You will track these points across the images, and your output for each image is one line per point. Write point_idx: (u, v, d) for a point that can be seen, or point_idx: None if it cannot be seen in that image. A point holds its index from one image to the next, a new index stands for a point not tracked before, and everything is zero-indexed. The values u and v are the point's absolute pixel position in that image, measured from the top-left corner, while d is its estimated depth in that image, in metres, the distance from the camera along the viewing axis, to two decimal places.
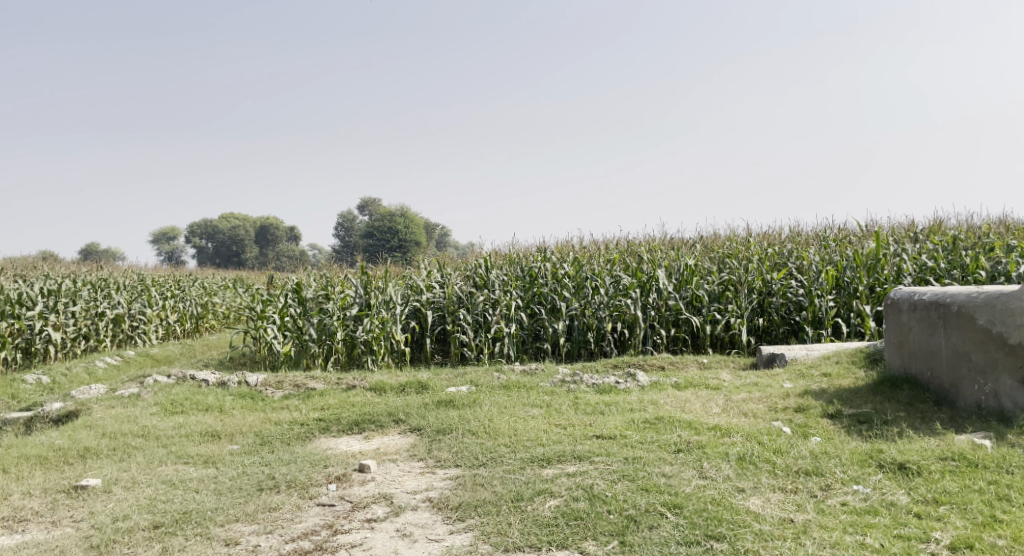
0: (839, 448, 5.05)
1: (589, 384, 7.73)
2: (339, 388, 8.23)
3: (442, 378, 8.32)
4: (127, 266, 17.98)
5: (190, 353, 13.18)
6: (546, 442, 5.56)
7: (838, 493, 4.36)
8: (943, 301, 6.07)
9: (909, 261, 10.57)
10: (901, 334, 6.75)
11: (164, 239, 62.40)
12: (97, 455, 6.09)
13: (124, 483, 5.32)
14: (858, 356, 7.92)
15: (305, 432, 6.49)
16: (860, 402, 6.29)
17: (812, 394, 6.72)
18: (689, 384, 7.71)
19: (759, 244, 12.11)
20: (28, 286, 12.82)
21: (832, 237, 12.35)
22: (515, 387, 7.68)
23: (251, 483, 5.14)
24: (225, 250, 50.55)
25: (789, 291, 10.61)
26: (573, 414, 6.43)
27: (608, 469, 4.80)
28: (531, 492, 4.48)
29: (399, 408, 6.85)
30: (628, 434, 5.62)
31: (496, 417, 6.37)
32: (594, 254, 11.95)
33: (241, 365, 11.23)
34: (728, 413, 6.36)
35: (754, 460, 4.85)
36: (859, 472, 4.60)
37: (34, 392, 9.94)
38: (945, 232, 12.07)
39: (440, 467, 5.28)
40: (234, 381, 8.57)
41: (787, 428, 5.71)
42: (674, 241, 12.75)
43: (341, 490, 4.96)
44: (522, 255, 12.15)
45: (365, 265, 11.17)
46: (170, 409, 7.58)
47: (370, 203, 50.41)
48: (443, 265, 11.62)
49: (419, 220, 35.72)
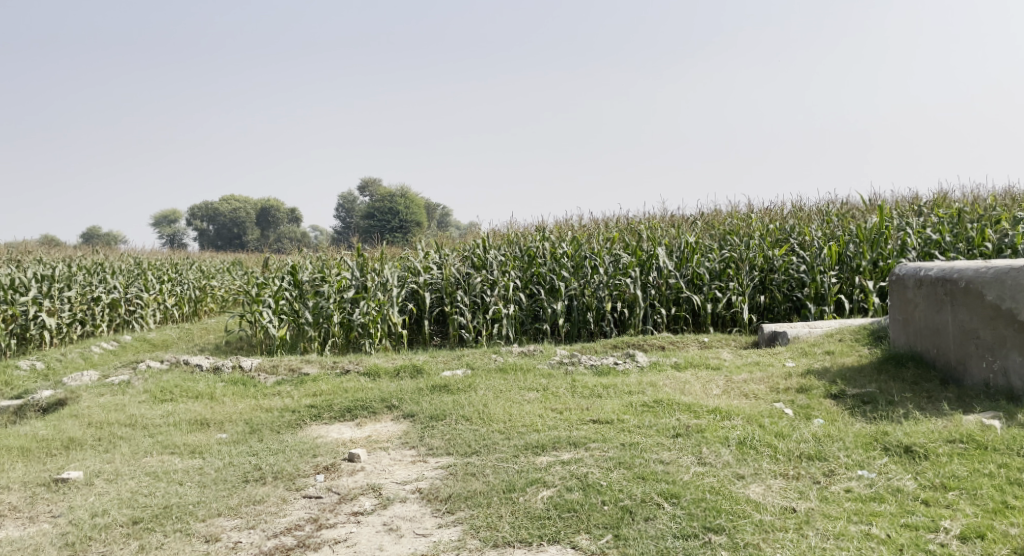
0: (843, 430, 4.87)
1: (587, 365, 7.58)
2: (333, 373, 8.07)
3: (438, 361, 8.16)
4: (125, 250, 17.85)
5: (188, 337, 13.03)
6: (541, 428, 5.40)
7: (841, 479, 4.19)
8: (950, 276, 5.87)
9: (914, 236, 10.34)
10: (906, 311, 6.56)
11: (166, 223, 62.32)
12: (82, 446, 5.94)
13: (107, 475, 5.18)
14: (862, 334, 7.74)
15: (296, 419, 6.33)
16: (864, 382, 6.11)
17: (815, 373, 6.55)
18: (689, 365, 7.55)
19: (761, 220, 11.90)
20: (21, 271, 12.61)
21: (835, 212, 12.13)
22: (511, 370, 7.52)
23: (237, 475, 4.99)
24: (227, 233, 50.30)
25: (791, 267, 10.41)
26: (570, 398, 6.27)
27: (604, 456, 4.63)
28: (523, 481, 4.32)
29: (393, 394, 6.69)
30: (625, 418, 5.45)
31: (492, 402, 6.21)
32: (593, 233, 11.75)
33: (238, 348, 11.08)
34: (729, 394, 6.20)
35: (755, 444, 4.69)
36: (864, 456, 4.43)
37: (28, 379, 9.78)
38: (950, 205, 11.85)
39: (432, 455, 5.13)
40: (227, 367, 8.42)
41: (789, 410, 5.54)
42: (675, 218, 12.54)
43: (330, 481, 4.82)
44: (519, 235, 11.94)
45: (361, 246, 10.97)
46: (160, 397, 7.43)
47: (371, 183, 50.22)
48: (441, 247, 11.44)
49: (419, 200, 35.47)
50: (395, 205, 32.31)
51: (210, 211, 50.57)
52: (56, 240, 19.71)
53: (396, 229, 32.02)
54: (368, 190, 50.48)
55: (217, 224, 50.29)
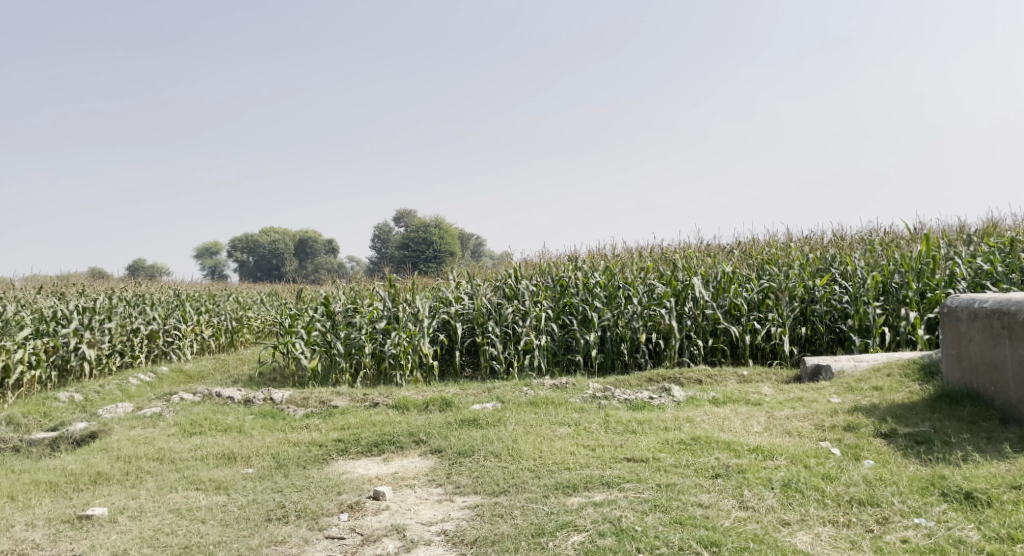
0: (897, 473, 4.58)
1: (620, 400, 7.32)
2: (362, 406, 7.91)
3: (468, 394, 7.95)
4: (164, 281, 18.03)
5: (223, 369, 13.00)
6: (573, 466, 5.17)
7: (897, 528, 3.91)
8: (1008, 309, 5.58)
9: (963, 266, 9.97)
10: (960, 345, 6.23)
11: (207, 254, 63.14)
12: (109, 481, 5.87)
13: (131, 512, 5.09)
14: (912, 368, 7.39)
15: (323, 454, 6.19)
16: (916, 421, 5.79)
17: (862, 410, 6.22)
18: (728, 400, 7.26)
19: (800, 250, 11.61)
20: (63, 303, 12.68)
21: (878, 241, 11.79)
22: (542, 404, 7.29)
23: (260, 512, 4.87)
24: (266, 265, 50.91)
25: (833, 297, 10.09)
26: (603, 434, 6.04)
27: (639, 497, 4.40)
28: (553, 525, 4.13)
29: (421, 428, 6.50)
30: (661, 457, 5.21)
31: (522, 437, 6.01)
32: (627, 262, 11.54)
33: (272, 379, 11.01)
34: (770, 432, 5.91)
35: (801, 487, 4.41)
36: (920, 503, 4.13)
37: (65, 410, 9.77)
38: (1000, 234, 11.47)
39: (459, 494, 4.93)
40: (259, 399, 8.34)
41: (836, 450, 5.24)
42: (711, 248, 12.27)
43: (353, 520, 4.67)
44: (552, 264, 11.78)
45: (393, 276, 10.88)
46: (189, 429, 7.35)
47: (406, 215, 50.66)
48: (473, 277, 11.32)
49: (454, 231, 35.52)
50: (430, 236, 32.37)
51: (249, 243, 51.26)
52: (100, 272, 20.02)
53: (430, 258, 32.07)
54: (403, 221, 50.92)
55: (256, 256, 50.90)
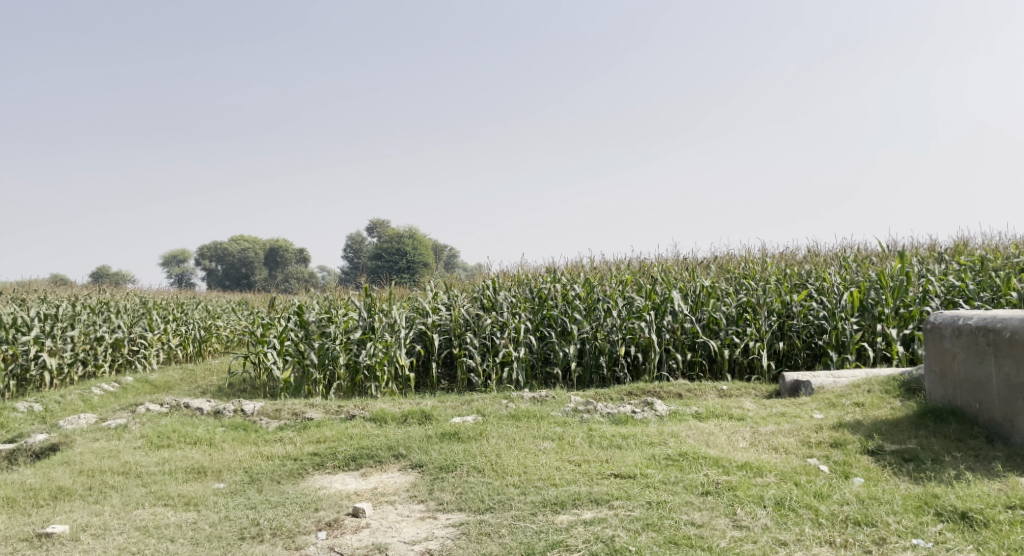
0: (889, 491, 4.51)
1: (603, 414, 7.20)
2: (338, 418, 7.69)
3: (447, 407, 7.77)
4: (132, 290, 17.59)
5: (190, 379, 12.65)
6: (559, 482, 5.03)
7: (896, 549, 3.83)
8: (994, 326, 5.56)
9: (937, 283, 10.05)
10: (943, 362, 6.21)
11: (174, 262, 62.18)
12: (71, 496, 5.60)
13: (94, 529, 4.84)
14: (892, 384, 7.38)
15: (298, 468, 5.98)
16: (902, 438, 5.75)
17: (847, 426, 6.17)
18: (711, 415, 7.16)
19: (776, 265, 11.63)
20: (24, 310, 12.25)
21: (852, 257, 11.85)
22: (524, 418, 7.14)
23: (233, 531, 4.66)
24: (235, 273, 50.20)
25: (810, 313, 10.08)
26: (587, 449, 5.91)
27: (630, 516, 4.27)
28: (544, 545, 3.99)
29: (400, 441, 6.31)
30: (650, 473, 5.09)
31: (505, 452, 5.85)
32: (606, 275, 11.45)
33: (241, 390, 10.70)
34: (757, 448, 5.83)
35: (793, 506, 4.31)
36: (915, 522, 4.06)
37: (24, 421, 9.38)
38: (972, 252, 11.61)
39: (442, 511, 4.76)
40: (229, 411, 8.07)
41: (825, 467, 5.18)
42: (689, 262, 12.24)
43: (332, 539, 4.48)
44: (530, 276, 11.66)
45: (369, 286, 10.67)
46: (155, 442, 7.07)
47: (381, 224, 50.46)
48: (450, 287, 11.15)
49: (428, 243, 35.30)
50: (403, 246, 32.13)
51: (218, 251, 50.53)
52: (64, 278, 19.52)
53: (404, 269, 31.79)
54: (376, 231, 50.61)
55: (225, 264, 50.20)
